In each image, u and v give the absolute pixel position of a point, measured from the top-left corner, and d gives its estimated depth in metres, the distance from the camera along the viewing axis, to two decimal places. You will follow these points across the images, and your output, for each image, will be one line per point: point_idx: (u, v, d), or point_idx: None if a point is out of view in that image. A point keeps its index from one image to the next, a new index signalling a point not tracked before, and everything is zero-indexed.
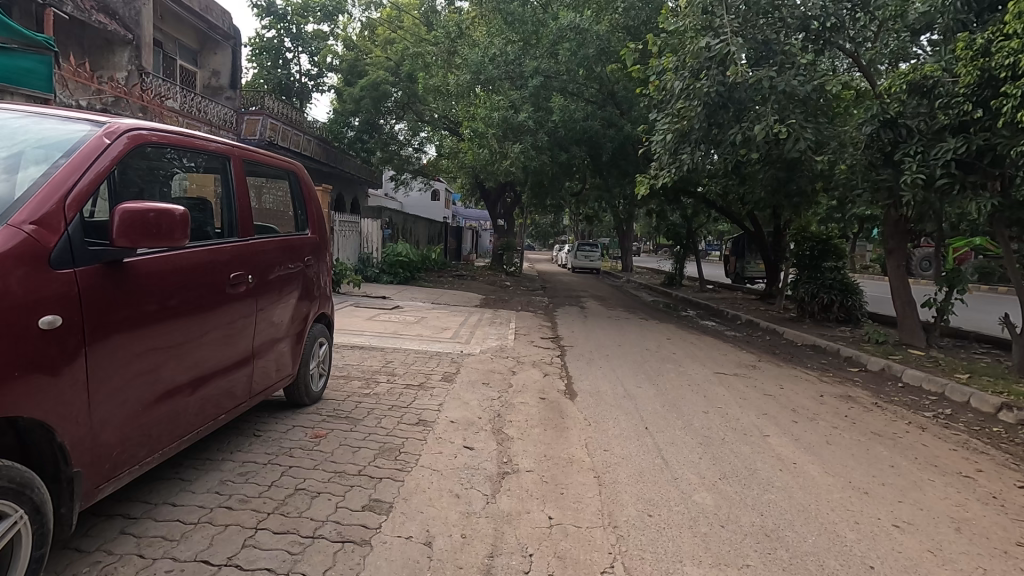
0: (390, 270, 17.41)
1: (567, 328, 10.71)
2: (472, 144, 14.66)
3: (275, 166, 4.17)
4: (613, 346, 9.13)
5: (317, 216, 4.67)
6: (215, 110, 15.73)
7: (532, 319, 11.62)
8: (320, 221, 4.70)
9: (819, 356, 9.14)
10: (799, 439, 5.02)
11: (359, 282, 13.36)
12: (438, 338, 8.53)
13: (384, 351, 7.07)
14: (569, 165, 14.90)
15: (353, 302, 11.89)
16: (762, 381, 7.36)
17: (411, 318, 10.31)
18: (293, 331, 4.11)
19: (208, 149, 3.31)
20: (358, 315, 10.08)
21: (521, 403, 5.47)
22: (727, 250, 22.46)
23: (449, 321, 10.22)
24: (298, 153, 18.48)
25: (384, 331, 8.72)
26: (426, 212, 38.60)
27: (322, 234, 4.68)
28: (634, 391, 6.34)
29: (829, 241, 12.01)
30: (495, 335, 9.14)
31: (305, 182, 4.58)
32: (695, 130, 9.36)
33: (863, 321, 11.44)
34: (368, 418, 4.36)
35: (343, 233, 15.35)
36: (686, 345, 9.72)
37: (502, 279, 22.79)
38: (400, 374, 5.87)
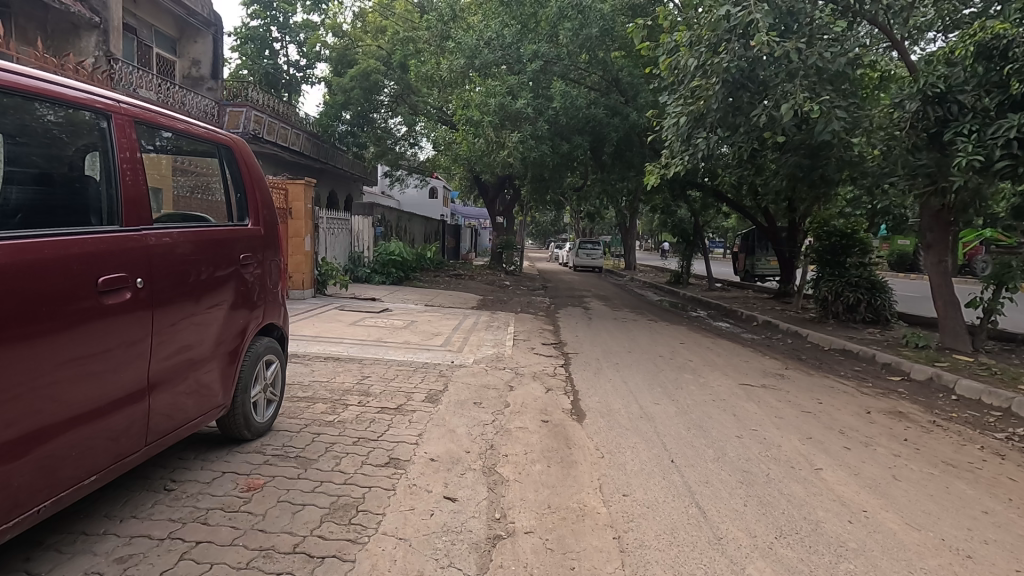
0: (382, 270, 16.52)
1: (571, 333, 9.79)
2: (466, 134, 13.73)
3: (201, 138, 3.32)
4: (623, 353, 8.22)
5: (259, 204, 3.76)
6: (195, 101, 14.82)
7: (532, 322, 10.70)
8: (265, 209, 3.82)
9: (851, 362, 8.22)
10: (860, 474, 4.09)
11: (346, 283, 12.47)
12: (426, 345, 7.63)
13: (364, 363, 6.17)
14: (571, 157, 13.97)
15: (339, 306, 10.99)
16: (794, 393, 6.46)
17: (399, 322, 9.42)
18: (222, 350, 3.20)
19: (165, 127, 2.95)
20: (341, 319, 9.17)
21: (519, 429, 4.56)
22: (735, 247, 21.53)
23: (442, 326, 9.32)
24: (284, 147, 17.62)
25: (367, 338, 7.81)
26: (423, 210, 37.67)
27: (267, 224, 3.79)
28: (651, 409, 5.44)
29: (853, 235, 11.09)
30: (491, 342, 8.23)
31: (242, 160, 3.70)
32: (712, 111, 8.47)
33: (892, 322, 10.54)
34: (323, 459, 3.44)
35: (331, 230, 14.43)
36: (702, 351, 8.79)
37: (501, 278, 21.87)
38: (376, 393, 4.98)
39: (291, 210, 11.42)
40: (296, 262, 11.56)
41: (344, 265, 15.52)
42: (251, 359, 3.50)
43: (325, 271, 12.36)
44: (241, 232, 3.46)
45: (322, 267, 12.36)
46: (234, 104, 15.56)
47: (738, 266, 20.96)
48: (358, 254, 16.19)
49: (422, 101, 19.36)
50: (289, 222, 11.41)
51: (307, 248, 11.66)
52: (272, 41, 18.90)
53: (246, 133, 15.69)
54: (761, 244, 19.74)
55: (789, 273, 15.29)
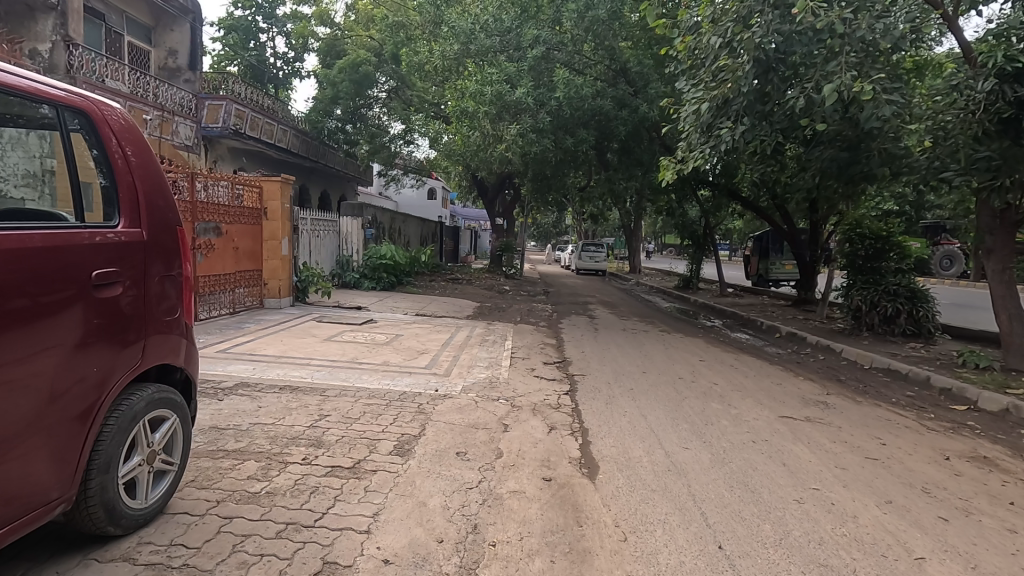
0: (372, 275, 15.42)
1: (576, 349, 8.68)
2: (460, 129, 12.65)
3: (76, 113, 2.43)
4: (637, 375, 7.10)
5: (141, 203, 2.63)
6: (170, 94, 13.75)
7: (532, 336, 9.58)
8: (147, 211, 2.65)
9: (902, 386, 7.10)
10: (978, 566, 2.99)
11: (328, 290, 11.40)
12: (408, 368, 6.52)
13: (326, 396, 5.07)
14: (576, 154, 12.90)
15: (317, 317, 9.91)
16: (846, 429, 5.36)
17: (382, 337, 8.34)
18: (56, 417, 2.11)
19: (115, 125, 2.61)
20: (315, 335, 8.08)
21: (513, 496, 3.46)
22: (747, 250, 20.42)
23: (429, 341, 8.22)
24: (268, 143, 16.67)
25: (340, 359, 6.70)
26: (420, 212, 36.56)
27: (150, 230, 2.64)
28: (680, 458, 4.34)
29: (890, 237, 9.98)
30: (485, 362, 7.13)
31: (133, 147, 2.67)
32: (740, 96, 7.39)
33: (936, 335, 9.43)
34: (223, 570, 2.35)
35: (314, 232, 13.42)
36: (727, 371, 7.69)
37: (501, 283, 20.79)
38: (330, 442, 3.89)
39: (266, 210, 10.33)
40: (272, 267, 10.46)
41: (329, 270, 14.49)
42: (117, 429, 2.36)
43: (305, 277, 11.29)
44: (98, 238, 2.34)
45: (302, 273, 11.33)
46: (214, 97, 14.57)
47: (750, 270, 19.84)
48: (345, 258, 15.13)
49: (416, 95, 18.32)
50: (264, 224, 10.32)
51: (285, 252, 10.57)
52: (258, 31, 17.84)
53: (226, 128, 14.67)
54: (775, 247, 18.62)
55: (810, 278, 14.19)
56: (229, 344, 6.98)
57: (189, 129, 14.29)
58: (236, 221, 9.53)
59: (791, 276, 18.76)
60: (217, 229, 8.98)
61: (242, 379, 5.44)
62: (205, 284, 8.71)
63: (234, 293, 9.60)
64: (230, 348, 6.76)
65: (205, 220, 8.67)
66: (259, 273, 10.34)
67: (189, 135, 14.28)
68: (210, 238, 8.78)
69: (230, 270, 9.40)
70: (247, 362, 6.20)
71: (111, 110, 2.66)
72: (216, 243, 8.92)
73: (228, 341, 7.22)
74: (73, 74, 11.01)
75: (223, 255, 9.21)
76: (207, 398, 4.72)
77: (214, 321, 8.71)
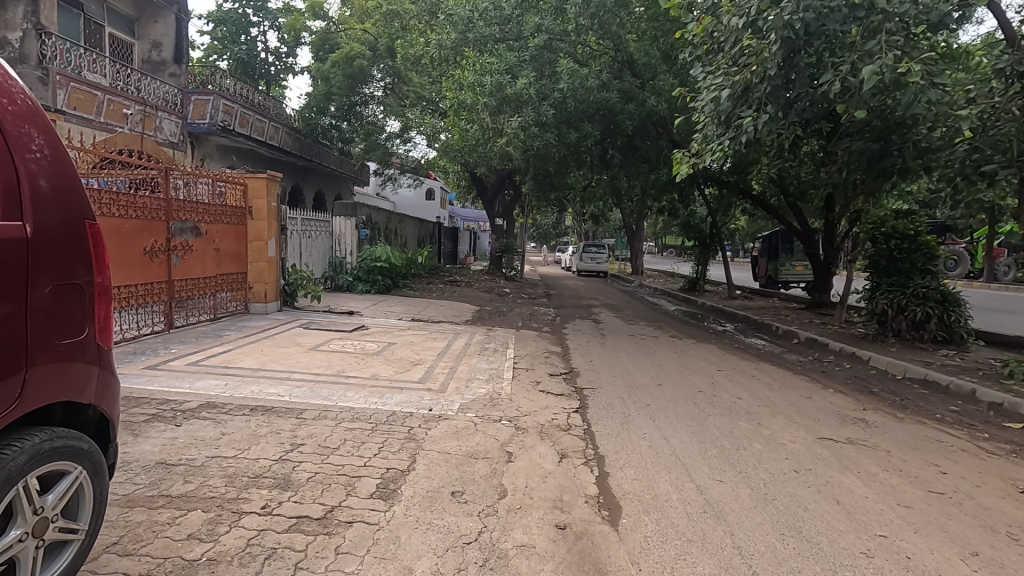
0: (366, 277, 14.75)
1: (584, 358, 8.04)
2: (458, 124, 12.01)
3: None
4: (652, 389, 6.45)
5: (25, 196, 2.05)
6: (154, 87, 13.08)
7: (535, 344, 8.93)
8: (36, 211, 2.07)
9: (944, 401, 6.45)
10: None
11: (318, 294, 10.73)
12: (400, 382, 5.86)
13: (302, 418, 4.41)
14: (580, 150, 12.25)
15: (305, 323, 9.24)
16: (897, 454, 4.70)
17: (373, 346, 7.69)
18: None
19: (20, 106, 2.12)
20: (299, 344, 7.42)
21: (520, 553, 2.81)
22: (755, 250, 19.79)
23: (424, 351, 7.57)
24: (259, 141, 16.07)
25: (324, 373, 6.04)
26: (418, 212, 35.90)
27: (41, 233, 2.06)
28: (715, 496, 3.69)
29: (917, 237, 9.34)
30: (484, 374, 6.47)
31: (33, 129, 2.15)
32: (764, 81, 6.82)
33: (969, 341, 8.79)
34: None
35: (302, 232, 12.81)
36: (749, 383, 7.03)
37: (501, 285, 20.16)
38: (299, 483, 3.22)
39: (250, 209, 9.67)
40: (257, 270, 9.79)
41: (319, 273, 13.88)
42: None
43: (294, 280, 10.64)
44: None
45: (291, 276, 10.70)
46: (199, 91, 13.90)
47: (758, 272, 19.19)
48: (338, 259, 14.50)
49: (412, 91, 17.66)
50: (248, 223, 9.66)
51: (271, 254, 9.91)
52: (248, 25, 17.14)
53: (214, 124, 14.02)
54: (785, 247, 17.96)
55: (825, 281, 13.53)
56: (204, 356, 6.32)
57: (174, 125, 13.64)
58: (218, 221, 8.81)
59: (801, 278, 18.10)
60: (196, 229, 8.25)
61: (208, 398, 4.78)
62: (182, 289, 7.99)
63: (216, 297, 8.94)
64: (203, 360, 6.10)
65: (181, 219, 7.87)
66: (243, 276, 9.67)
67: (174, 131, 13.63)
68: (187, 239, 8.01)
69: (211, 274, 8.69)
70: (219, 377, 5.53)
71: (18, 89, 2.18)
72: (194, 244, 8.17)
73: (203, 352, 6.57)
74: (47, 65, 10.33)
75: (204, 258, 8.47)
76: (163, 423, 4.06)
77: (192, 328, 8.05)
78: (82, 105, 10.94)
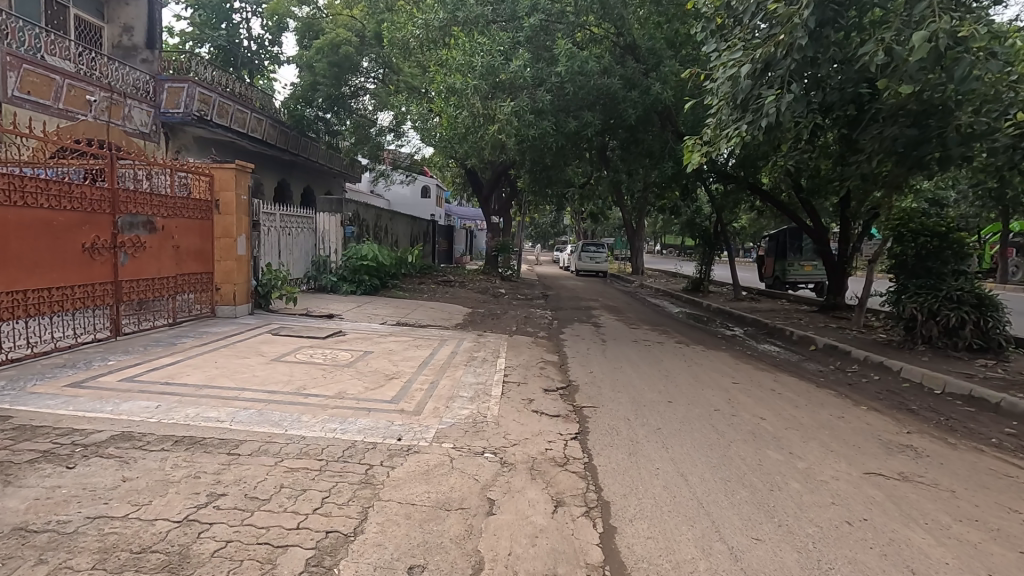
0: (352, 277, 13.89)
1: (583, 369, 7.19)
2: (447, 113, 11.18)
3: None
4: (662, 408, 5.60)
5: None
6: (124, 73, 12.23)
7: (529, 351, 8.08)
8: None
9: (995, 422, 5.64)
10: None
11: (293, 296, 9.88)
12: (369, 402, 5.01)
13: (235, 455, 3.55)
14: (579, 141, 11.41)
15: (275, 329, 8.38)
16: (964, 495, 3.87)
17: (346, 355, 6.85)
18: None
19: None
20: (262, 354, 6.58)
21: None
22: (760, 250, 18.99)
23: (403, 361, 6.73)
24: (238, 132, 15.22)
25: (282, 389, 5.20)
26: (413, 211, 35.08)
27: None
28: (754, 564, 2.83)
29: (949, 234, 8.54)
30: (469, 390, 5.63)
31: None
32: (790, 54, 6.01)
33: (1007, 350, 8.00)
34: None
35: (280, 229, 11.99)
36: (770, 400, 6.20)
37: (496, 285, 19.34)
38: (198, 562, 2.37)
39: (217, 202, 8.82)
40: (225, 269, 8.92)
41: (299, 273, 13.02)
42: None
43: (268, 281, 9.76)
44: None
45: (264, 276, 9.85)
46: (173, 79, 13.06)
47: (765, 272, 18.39)
48: (321, 258, 13.66)
49: (403, 82, 16.83)
50: (214, 218, 8.82)
51: (241, 252, 9.06)
52: (229, 11, 16.31)
53: (189, 114, 13.19)
54: (793, 246, 17.15)
55: (839, 282, 12.70)
56: (145, 370, 5.46)
57: (145, 114, 12.77)
58: (177, 215, 7.96)
59: (810, 278, 17.29)
60: (151, 223, 7.39)
61: (126, 427, 3.92)
62: (133, 290, 7.13)
63: (176, 300, 8.08)
64: (140, 375, 5.25)
65: (131, 212, 7.03)
66: (209, 276, 8.80)
67: (145, 121, 12.77)
68: (139, 235, 7.17)
69: (171, 274, 7.81)
70: (153, 397, 4.68)
71: None
72: (148, 240, 7.32)
73: (145, 364, 5.71)
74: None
75: (161, 256, 7.60)
76: (50, 465, 3.20)
77: (145, 336, 7.18)
78: (38, 89, 10.08)
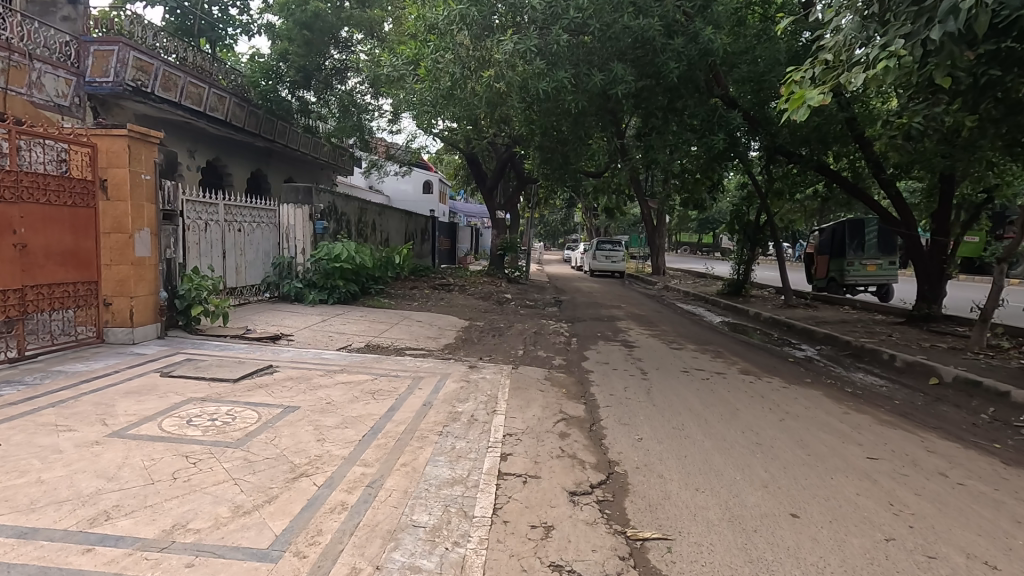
0: (324, 283, 11.38)
1: (626, 435, 4.58)
2: (433, 73, 8.64)
3: None
4: (791, 544, 2.99)
5: None
6: (38, 31, 9.77)
7: (541, 397, 5.47)
8: None
9: None
10: None
11: (224, 311, 7.36)
12: (213, 562, 2.44)
13: None
14: (605, 105, 8.83)
15: (177, 361, 5.83)
16: None
17: (250, 417, 4.29)
18: None
19: None
20: (105, 418, 4.04)
21: None
22: (810, 246, 16.29)
23: (335, 430, 4.15)
24: (191, 109, 12.84)
25: (60, 522, 2.66)
26: (413, 207, 32.60)
27: None
28: None
29: None
30: (432, 509, 3.06)
31: None
32: None
33: None
34: None
35: (224, 226, 9.52)
36: (967, 508, 3.54)
37: (500, 289, 16.87)
38: None
39: (105, 182, 6.32)
40: (118, 277, 6.41)
41: (253, 279, 10.54)
42: None
43: (186, 292, 7.23)
44: None
45: (181, 286, 7.29)
46: (100, 39, 10.64)
47: (816, 272, 15.66)
48: (284, 260, 11.19)
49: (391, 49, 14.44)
50: (100, 204, 6.32)
51: (142, 253, 6.54)
52: None
53: (121, 84, 10.79)
54: (852, 240, 14.44)
55: (935, 286, 10.05)
56: None
57: (62, 83, 10.33)
58: (26, 199, 5.50)
59: (873, 279, 14.56)
60: None
61: None
62: None
63: (29, 324, 5.60)
64: None
65: None
66: (93, 287, 6.30)
67: (62, 91, 10.35)
68: None
69: (11, 286, 5.35)
70: None
71: None
72: None
73: None
74: None
75: None
76: None
77: None
78: None
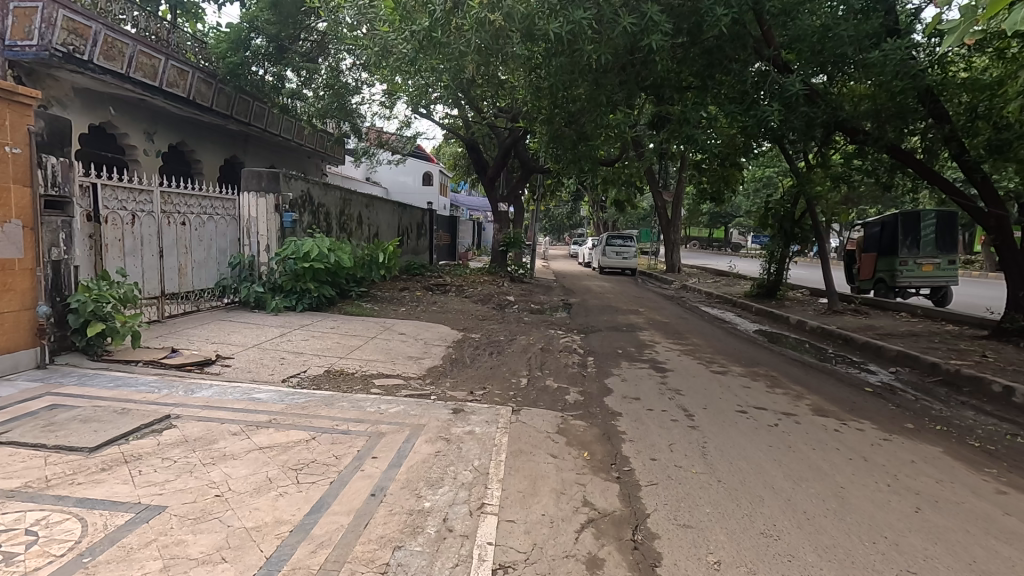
0: (290, 287, 9.57)
1: (694, 558, 2.82)
2: (413, 18, 6.86)
3: None
4: None
5: None
6: None
7: (552, 475, 3.68)
8: None
9: None
10: None
11: (131, 331, 5.59)
12: None
13: None
14: (632, 62, 7.03)
15: (27, 411, 4.03)
16: None
17: (59, 542, 2.51)
18: None
19: None
20: None
21: None
22: (853, 242, 14.39)
23: (199, 572, 2.39)
24: (142, 82, 11.04)
25: None
26: (411, 200, 30.78)
27: None
28: None
29: None
30: None
31: None
32: None
33: None
34: None
35: (162, 219, 7.77)
36: None
37: (501, 290, 15.09)
38: None
39: None
40: None
41: (202, 282, 8.78)
42: None
43: (81, 306, 5.45)
44: None
45: (74, 298, 5.47)
46: None
47: (861, 273, 13.78)
48: (244, 259, 9.41)
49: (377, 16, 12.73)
50: None
51: (6, 255, 4.80)
52: None
53: (46, 48, 8.99)
54: (907, 235, 12.52)
55: None
56: None
57: None
58: None
59: (929, 281, 12.66)
60: None
61: None
62: None
63: None
64: None
65: None
66: None
67: None
68: None
69: None
70: None
71: None
72: None
73: None
74: None
75: None
76: None
77: None
78: None
